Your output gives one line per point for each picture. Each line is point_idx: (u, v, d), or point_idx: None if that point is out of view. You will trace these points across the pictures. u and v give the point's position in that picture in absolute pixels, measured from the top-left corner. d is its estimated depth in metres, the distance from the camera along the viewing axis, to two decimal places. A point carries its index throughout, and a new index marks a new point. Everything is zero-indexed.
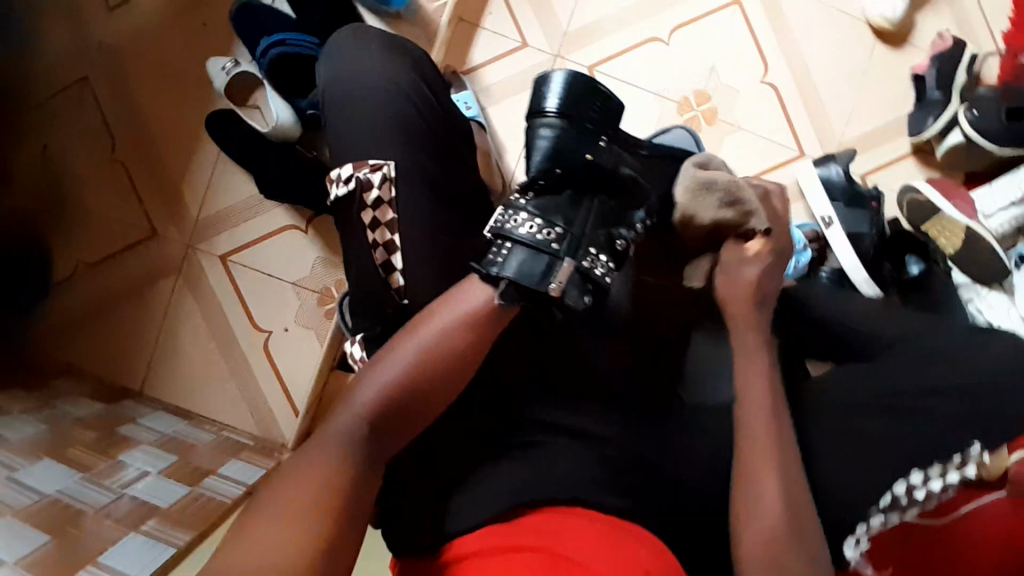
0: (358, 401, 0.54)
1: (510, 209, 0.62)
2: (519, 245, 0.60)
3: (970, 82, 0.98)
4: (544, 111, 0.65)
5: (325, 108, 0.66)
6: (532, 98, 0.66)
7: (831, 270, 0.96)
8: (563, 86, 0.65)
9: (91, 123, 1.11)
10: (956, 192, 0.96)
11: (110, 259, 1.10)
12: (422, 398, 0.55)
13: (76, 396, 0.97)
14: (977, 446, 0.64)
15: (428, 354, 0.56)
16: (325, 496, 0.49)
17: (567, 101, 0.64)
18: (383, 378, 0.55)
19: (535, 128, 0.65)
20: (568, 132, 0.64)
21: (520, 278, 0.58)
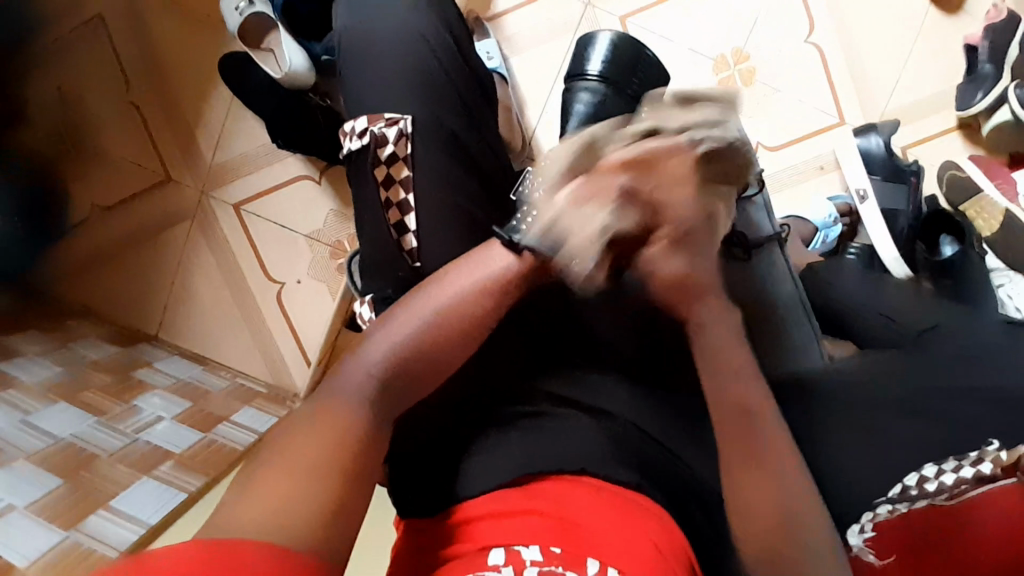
0: (371, 357, 0.50)
1: (538, 175, 0.59)
2: (544, 213, 0.56)
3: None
4: (585, 74, 0.69)
5: (339, 58, 0.63)
6: (576, 63, 0.71)
7: (861, 245, 0.95)
8: (606, 51, 0.69)
9: (105, 59, 1.08)
10: (998, 173, 0.91)
11: (125, 202, 1.09)
12: (433, 362, 0.53)
13: (92, 339, 0.98)
14: (995, 444, 0.61)
15: (444, 315, 0.53)
16: (333, 455, 0.44)
17: (608, 63, 0.68)
18: (396, 336, 0.52)
19: (576, 89, 0.68)
20: (607, 91, 0.66)
21: (542, 249, 0.54)
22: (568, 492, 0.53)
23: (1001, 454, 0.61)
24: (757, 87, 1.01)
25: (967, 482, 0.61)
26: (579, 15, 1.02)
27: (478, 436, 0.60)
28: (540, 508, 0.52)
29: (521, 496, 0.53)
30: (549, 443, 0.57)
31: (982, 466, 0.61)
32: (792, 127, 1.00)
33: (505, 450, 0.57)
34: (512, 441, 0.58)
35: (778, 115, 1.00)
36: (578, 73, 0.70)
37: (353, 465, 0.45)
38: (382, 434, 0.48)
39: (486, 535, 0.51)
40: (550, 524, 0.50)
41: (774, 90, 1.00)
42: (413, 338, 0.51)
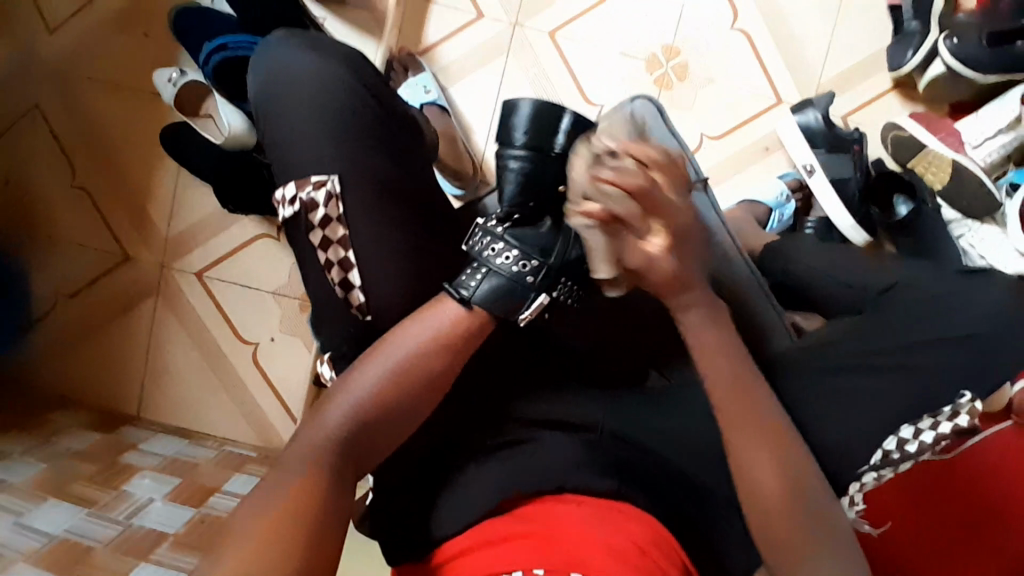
0: (330, 418, 0.51)
1: (485, 236, 0.59)
2: (493, 274, 0.57)
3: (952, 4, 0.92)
4: (512, 143, 0.62)
5: (263, 123, 0.64)
6: (500, 128, 0.63)
7: (817, 219, 0.96)
8: (529, 116, 0.61)
9: (47, 148, 1.08)
10: (941, 125, 0.93)
11: (87, 287, 1.08)
12: (395, 418, 0.53)
13: (73, 429, 0.97)
14: (968, 396, 0.63)
15: (402, 369, 0.54)
16: (287, 513, 0.46)
17: (531, 132, 0.61)
18: (355, 395, 0.53)
19: (503, 161, 0.62)
20: (534, 162, 0.61)
21: (491, 307, 0.57)
22: (556, 511, 0.53)
23: (976, 404, 0.62)
24: (693, 79, 1.02)
25: (947, 437, 0.61)
26: (509, 35, 1.03)
27: (457, 472, 0.60)
28: (526, 529, 0.52)
29: (508, 522, 0.54)
30: (527, 470, 0.57)
31: (960, 420, 0.61)
32: (732, 114, 1.02)
33: (485, 482, 0.57)
34: (491, 471, 0.58)
35: (717, 103, 1.02)
36: (503, 138, 0.63)
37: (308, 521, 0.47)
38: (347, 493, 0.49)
39: (476, 564, 0.51)
40: (537, 546, 0.50)
41: (710, 78, 1.02)
42: (372, 396, 0.52)
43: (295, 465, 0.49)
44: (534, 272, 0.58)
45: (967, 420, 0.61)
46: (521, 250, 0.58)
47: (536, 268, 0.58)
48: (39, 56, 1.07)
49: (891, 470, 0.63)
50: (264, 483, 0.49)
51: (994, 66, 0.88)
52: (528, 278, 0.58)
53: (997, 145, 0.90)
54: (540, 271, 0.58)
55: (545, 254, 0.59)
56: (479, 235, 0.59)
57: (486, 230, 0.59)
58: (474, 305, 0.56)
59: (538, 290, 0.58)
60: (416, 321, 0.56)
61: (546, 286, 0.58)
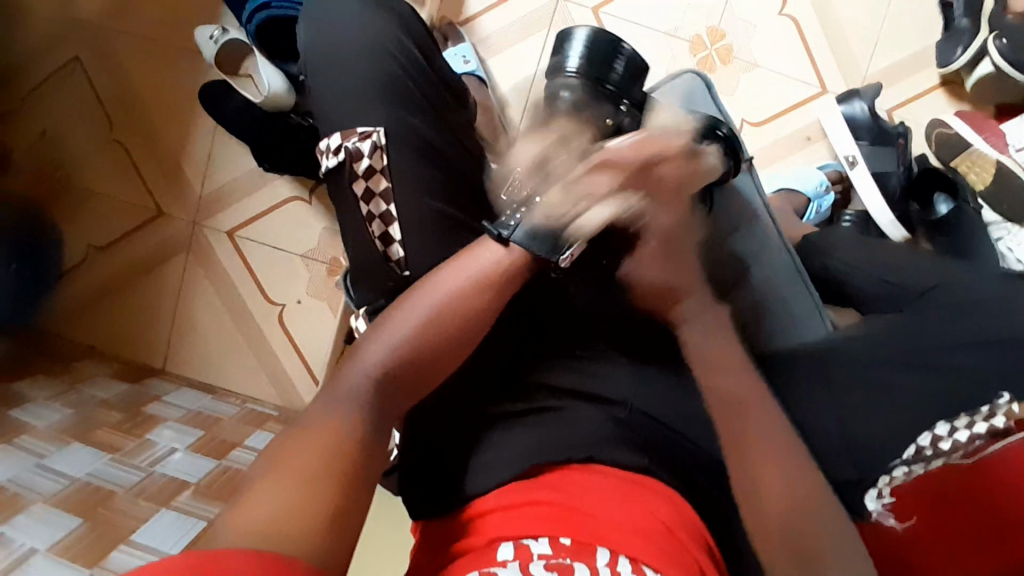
0: (365, 363, 0.53)
1: (529, 178, 0.63)
2: (535, 211, 0.60)
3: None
4: (566, 71, 0.65)
5: (309, 74, 0.65)
6: (554, 56, 0.67)
7: (856, 212, 0.94)
8: (585, 45, 0.65)
9: (87, 100, 1.09)
10: (985, 126, 0.91)
11: (119, 241, 1.10)
12: (428, 365, 0.55)
13: (99, 378, 0.99)
14: (1006, 396, 0.62)
15: (438, 317, 0.55)
16: (330, 462, 0.47)
17: (586, 60, 0.65)
18: (391, 343, 0.54)
19: (557, 88, 0.65)
20: (586, 90, 0.65)
21: (532, 244, 0.58)
22: (584, 482, 0.54)
23: (1013, 406, 0.62)
24: (736, 64, 1.00)
25: (981, 437, 0.62)
26: (552, 11, 1.02)
27: (485, 433, 0.60)
28: (546, 496, 0.52)
29: (530, 486, 0.54)
30: (556, 435, 0.57)
31: (996, 420, 0.62)
32: (773, 102, 1.00)
33: (509, 446, 0.58)
34: (516, 436, 0.58)
35: (758, 90, 1.00)
36: (555, 68, 0.67)
37: (349, 471, 0.47)
38: (378, 444, 0.50)
39: (499, 525, 0.51)
40: (559, 513, 0.50)
41: (754, 65, 1.00)
42: (406, 344, 0.54)
43: (331, 414, 0.50)
44: (576, 209, 0.59)
45: (1001, 421, 0.62)
46: None
47: (576, 204, 0.60)
48: (82, 7, 1.08)
49: (922, 465, 0.63)
50: (295, 428, 0.50)
51: None
52: (569, 214, 0.59)
53: None
54: (580, 207, 0.60)
55: None
56: (524, 176, 0.63)
57: (532, 176, 0.62)
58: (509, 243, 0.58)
59: (579, 227, 0.59)
60: (453, 270, 0.57)
61: (584, 224, 0.60)
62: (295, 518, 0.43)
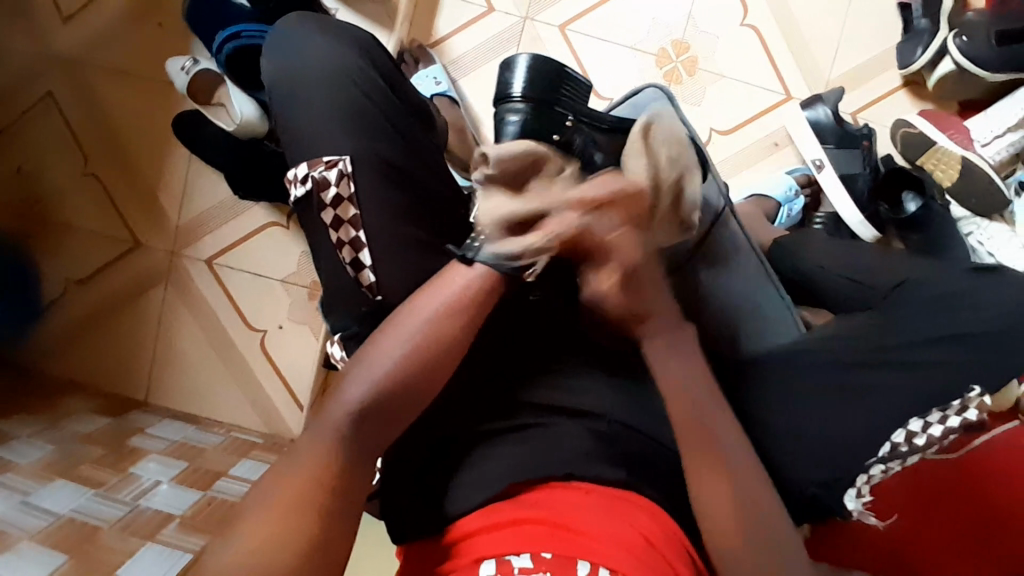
0: (350, 396, 0.54)
1: (485, 198, 0.62)
2: (495, 233, 0.59)
3: (958, 6, 0.93)
4: (510, 96, 0.67)
5: (276, 106, 0.67)
6: (498, 84, 0.68)
7: (827, 214, 0.96)
8: (527, 70, 0.67)
9: (61, 135, 1.10)
10: (949, 122, 0.93)
11: (99, 273, 1.10)
12: (413, 392, 0.55)
13: (82, 413, 0.98)
14: (977, 389, 0.64)
15: (417, 347, 0.56)
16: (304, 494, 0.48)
17: (530, 85, 0.67)
18: (373, 374, 0.55)
19: (503, 114, 0.67)
20: (533, 115, 0.67)
21: (494, 264, 0.58)
22: (562, 498, 0.54)
23: (984, 399, 0.64)
24: (702, 74, 1.02)
25: (954, 431, 0.63)
26: (521, 29, 1.04)
27: (465, 453, 0.60)
28: (529, 514, 0.53)
29: (510, 506, 0.54)
30: (534, 453, 0.58)
31: (968, 414, 0.63)
32: (740, 109, 1.02)
33: (488, 464, 0.58)
34: (497, 454, 0.59)
35: (727, 99, 1.02)
36: (501, 93, 0.68)
37: None
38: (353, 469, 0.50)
39: (481, 546, 0.52)
40: (542, 529, 0.51)
41: (720, 74, 1.02)
42: (390, 375, 0.55)
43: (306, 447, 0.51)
44: None
45: (974, 414, 0.63)
46: None
47: None
48: (53, 43, 1.09)
49: (899, 462, 0.63)
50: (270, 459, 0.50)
51: (1002, 65, 0.88)
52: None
53: (1006, 143, 0.90)
54: None
55: None
56: (480, 197, 0.62)
57: (492, 194, 0.63)
58: (475, 264, 0.59)
59: None
60: (432, 295, 0.58)
61: None
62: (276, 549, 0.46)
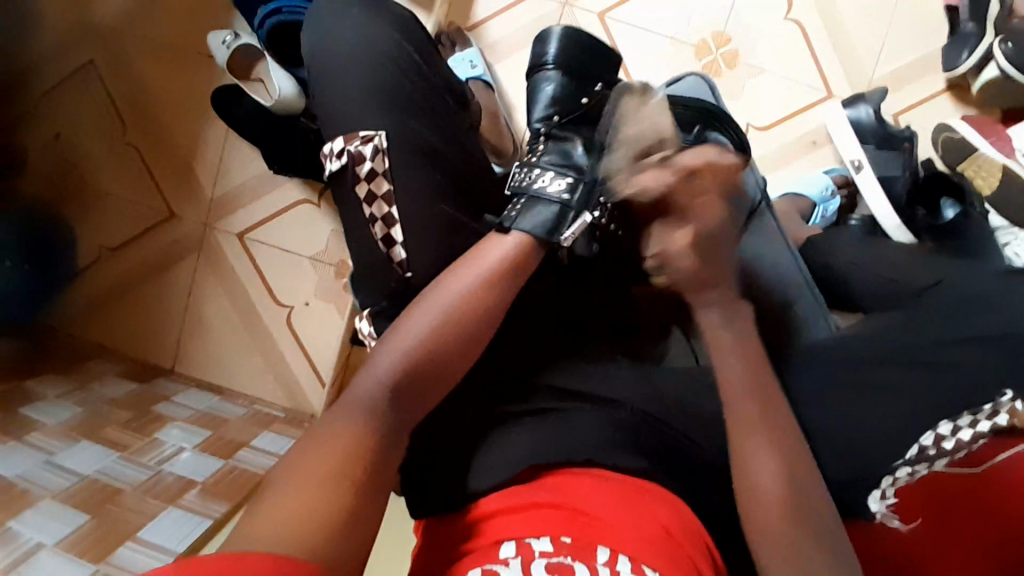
0: (380, 367, 0.55)
1: (525, 168, 0.68)
2: (535, 199, 0.65)
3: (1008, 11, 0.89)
4: (544, 67, 0.73)
5: (315, 79, 0.67)
6: (534, 55, 0.74)
7: (862, 216, 0.93)
8: (559, 41, 0.73)
9: (99, 104, 1.11)
10: (991, 129, 0.91)
11: (130, 242, 1.11)
12: (444, 368, 0.57)
13: (109, 377, 1.00)
14: (1009, 395, 0.61)
15: (450, 317, 0.57)
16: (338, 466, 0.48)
17: (563, 54, 0.73)
18: (403, 345, 0.56)
19: (538, 82, 0.73)
20: (567, 83, 0.72)
21: (533, 227, 0.63)
22: (586, 485, 0.54)
23: (1016, 404, 0.61)
24: (740, 69, 1.01)
25: (984, 436, 0.62)
26: (558, 16, 1.03)
27: (492, 432, 0.60)
28: (549, 499, 0.52)
29: (530, 489, 0.54)
30: (557, 438, 0.57)
31: (998, 419, 0.62)
32: (777, 106, 1.01)
33: (512, 443, 0.58)
34: (523, 436, 0.58)
35: (763, 95, 1.01)
36: (536, 64, 0.74)
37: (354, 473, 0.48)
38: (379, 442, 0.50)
39: (503, 527, 0.52)
40: (562, 515, 0.51)
41: (758, 69, 1.01)
42: (422, 347, 0.56)
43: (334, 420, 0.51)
44: (569, 189, 0.65)
45: (1005, 419, 0.62)
46: (558, 170, 0.66)
47: (572, 185, 0.65)
48: (97, 13, 1.10)
49: (926, 465, 0.62)
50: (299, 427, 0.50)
51: None
52: (563, 194, 0.65)
53: None
54: (574, 187, 0.65)
55: (579, 172, 0.66)
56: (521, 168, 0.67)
57: (529, 166, 0.67)
58: (510, 231, 0.63)
59: (575, 205, 0.65)
60: (463, 272, 0.60)
61: (581, 203, 0.65)
62: (316, 515, 0.44)
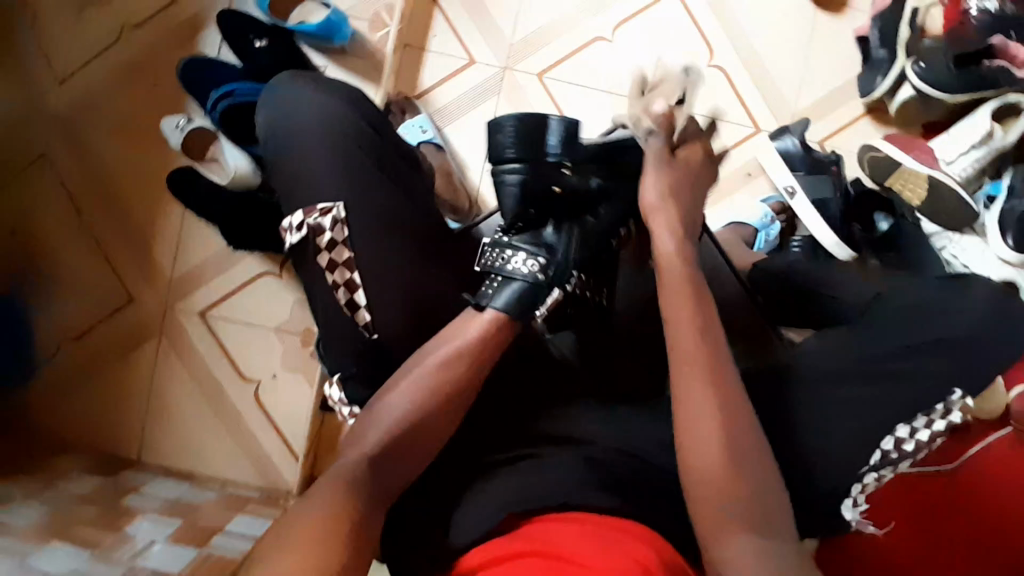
0: (367, 440, 0.57)
1: (496, 248, 0.69)
2: (509, 279, 0.67)
3: (913, 34, 1.00)
4: (504, 158, 0.71)
5: (271, 157, 0.69)
6: (492, 146, 0.71)
7: (803, 237, 0.99)
8: (516, 131, 0.70)
9: (53, 194, 1.11)
10: (915, 145, 0.99)
11: (91, 330, 1.09)
12: (428, 435, 0.59)
13: (76, 472, 0.96)
14: (959, 392, 0.66)
15: (430, 387, 0.60)
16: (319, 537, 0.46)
17: (521, 145, 0.70)
18: (388, 420, 0.59)
19: (501, 174, 0.71)
20: (529, 172, 0.70)
21: (509, 305, 0.65)
22: (558, 528, 0.52)
23: (966, 401, 0.66)
24: None
25: (941, 434, 0.65)
26: (500, 79, 1.09)
27: (469, 483, 0.61)
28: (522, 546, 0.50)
29: (505, 542, 0.52)
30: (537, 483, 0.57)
31: (952, 416, 0.66)
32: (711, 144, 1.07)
33: (493, 494, 0.58)
34: (502, 485, 0.59)
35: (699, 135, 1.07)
36: (495, 156, 0.72)
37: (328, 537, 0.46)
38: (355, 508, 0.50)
39: None
40: (537, 558, 0.48)
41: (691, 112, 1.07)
42: (405, 419, 0.58)
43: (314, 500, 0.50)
44: (543, 269, 0.67)
45: (959, 416, 0.66)
46: (531, 253, 0.68)
47: (544, 266, 0.67)
48: (49, 107, 1.12)
49: (891, 469, 0.65)
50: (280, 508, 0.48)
51: (962, 86, 0.95)
52: (535, 274, 0.67)
53: (970, 160, 0.95)
54: (547, 267, 0.67)
55: (549, 252, 0.68)
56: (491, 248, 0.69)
57: (499, 246, 0.69)
58: (486, 308, 0.65)
59: (551, 284, 0.67)
60: (439, 340, 0.63)
61: (557, 280, 0.68)
62: None
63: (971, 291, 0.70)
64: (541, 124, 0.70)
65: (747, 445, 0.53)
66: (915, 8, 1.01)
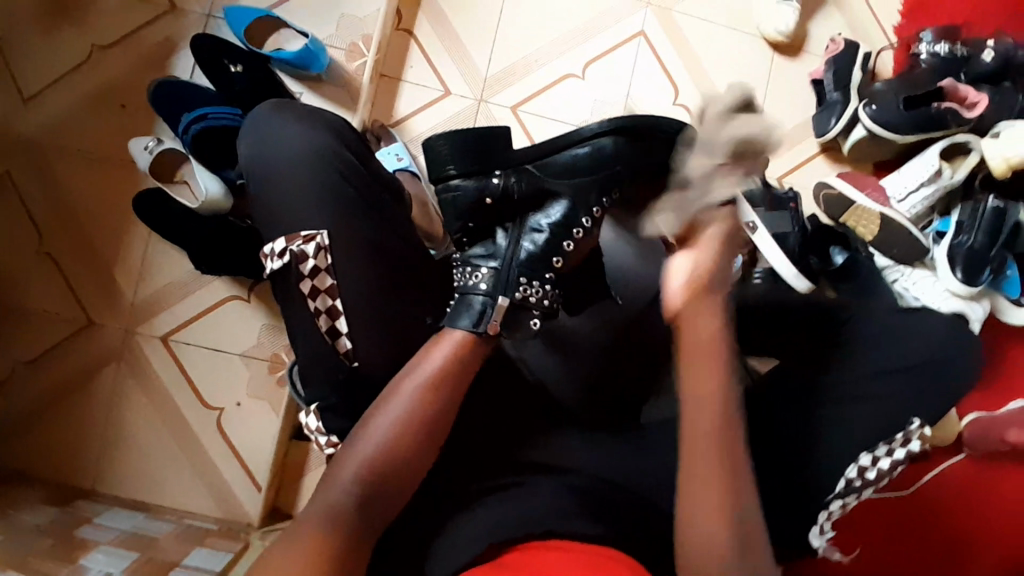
0: (340, 479, 0.56)
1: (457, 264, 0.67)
2: (459, 296, 0.65)
3: (865, 79, 1.08)
4: (443, 175, 0.68)
5: (251, 183, 0.69)
6: (430, 165, 0.69)
7: (764, 270, 1.01)
8: (448, 148, 0.67)
9: (11, 212, 1.07)
10: (866, 183, 1.05)
11: (46, 355, 1.05)
12: (402, 471, 0.58)
13: (30, 502, 0.90)
14: (917, 421, 0.69)
15: (402, 423, 0.58)
16: None
17: (455, 160, 0.67)
18: (361, 456, 0.57)
19: (443, 192, 0.69)
20: (465, 187, 0.67)
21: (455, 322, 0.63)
22: (541, 557, 0.52)
23: (925, 430, 0.69)
24: None
25: (902, 463, 0.68)
26: (475, 111, 1.12)
27: (447, 513, 0.60)
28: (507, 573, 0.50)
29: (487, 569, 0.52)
30: (519, 512, 0.57)
31: (913, 446, 0.68)
32: None
33: (473, 525, 0.58)
34: (482, 515, 0.58)
35: None
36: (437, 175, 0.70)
37: None
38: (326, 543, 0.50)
39: None
40: None
41: None
42: (378, 456, 0.57)
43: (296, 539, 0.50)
44: (485, 281, 0.64)
45: (918, 446, 0.68)
46: (475, 266, 0.65)
47: (487, 276, 0.64)
48: (10, 124, 1.09)
49: (855, 496, 0.68)
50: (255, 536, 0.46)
51: (910, 126, 1.01)
52: (482, 287, 0.64)
53: (919, 197, 1.02)
54: (490, 278, 0.64)
55: (496, 259, 0.65)
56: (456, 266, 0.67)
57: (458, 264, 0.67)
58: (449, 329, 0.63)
59: (495, 295, 0.64)
60: (409, 373, 0.61)
61: (500, 291, 0.64)
62: None
63: (929, 321, 0.74)
64: (490, 139, 0.68)
65: (723, 472, 0.55)
66: (865, 54, 1.08)
